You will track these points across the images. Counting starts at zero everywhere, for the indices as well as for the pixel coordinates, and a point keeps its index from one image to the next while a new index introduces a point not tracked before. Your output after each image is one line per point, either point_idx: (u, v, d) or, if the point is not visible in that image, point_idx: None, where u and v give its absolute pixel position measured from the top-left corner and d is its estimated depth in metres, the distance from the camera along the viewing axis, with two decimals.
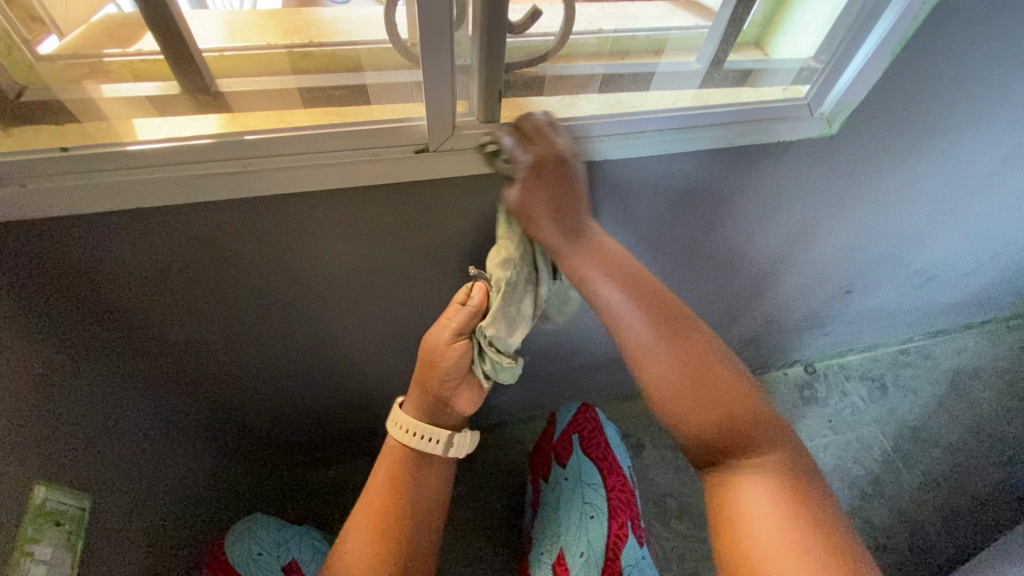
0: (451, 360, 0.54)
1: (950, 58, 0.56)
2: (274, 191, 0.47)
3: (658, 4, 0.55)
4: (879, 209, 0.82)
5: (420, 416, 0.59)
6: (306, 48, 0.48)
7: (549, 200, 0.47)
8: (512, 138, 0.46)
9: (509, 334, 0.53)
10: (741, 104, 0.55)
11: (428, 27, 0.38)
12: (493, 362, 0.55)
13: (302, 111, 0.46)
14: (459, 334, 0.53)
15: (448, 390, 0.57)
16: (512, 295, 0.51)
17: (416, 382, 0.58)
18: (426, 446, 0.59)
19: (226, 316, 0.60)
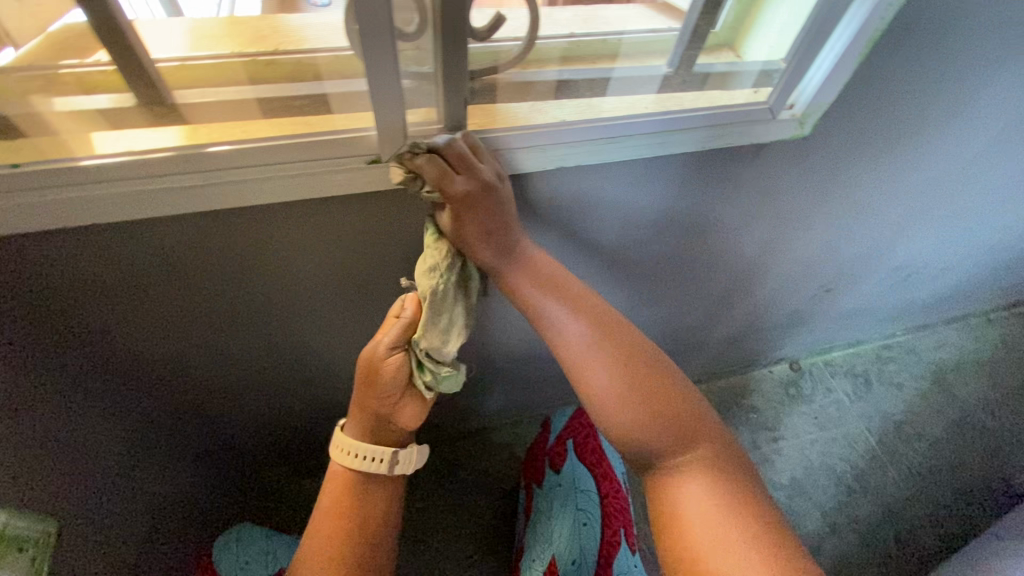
0: (383, 375, 0.52)
1: (916, 58, 0.56)
2: (235, 204, 0.46)
3: (635, 6, 0.53)
4: (856, 206, 0.82)
5: (361, 436, 0.57)
6: (269, 56, 0.45)
7: (479, 224, 0.47)
8: (435, 166, 0.43)
9: (442, 344, 0.50)
10: (719, 105, 0.55)
11: (370, 36, 0.37)
12: (432, 373, 0.53)
13: (263, 122, 0.45)
14: (393, 348, 0.51)
15: (386, 405, 0.54)
16: (441, 305, 0.49)
17: (354, 401, 0.56)
18: (370, 467, 0.57)
19: (195, 329, 0.59)
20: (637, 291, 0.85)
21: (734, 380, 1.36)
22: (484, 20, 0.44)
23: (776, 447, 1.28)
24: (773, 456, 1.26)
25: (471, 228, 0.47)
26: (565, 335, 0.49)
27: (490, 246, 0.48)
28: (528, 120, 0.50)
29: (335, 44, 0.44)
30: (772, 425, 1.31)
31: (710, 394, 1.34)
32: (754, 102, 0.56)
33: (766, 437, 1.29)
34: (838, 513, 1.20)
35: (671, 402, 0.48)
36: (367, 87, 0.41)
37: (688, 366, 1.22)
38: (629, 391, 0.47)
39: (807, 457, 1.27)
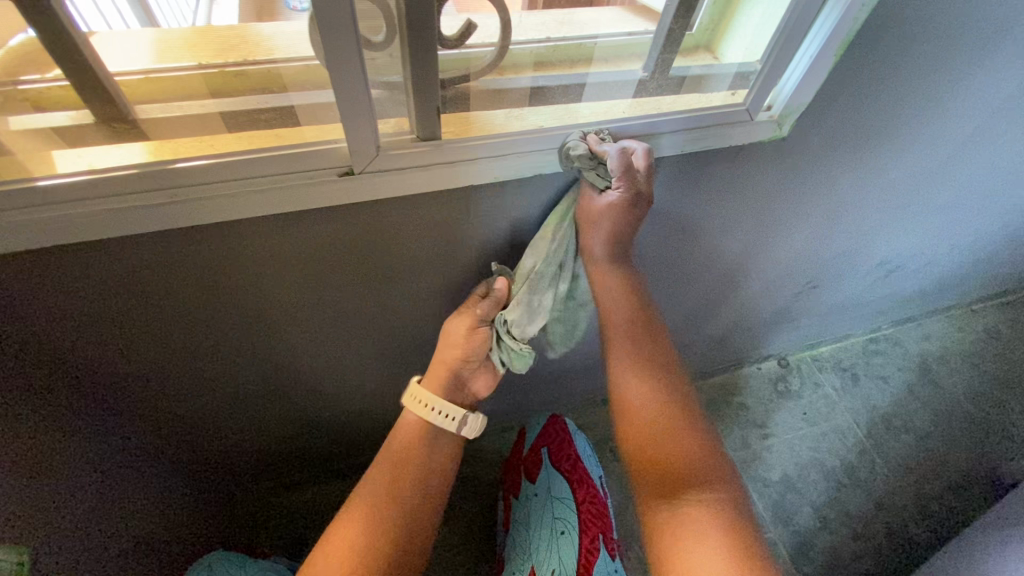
0: (473, 341, 0.58)
1: (891, 58, 0.57)
2: (203, 219, 0.45)
3: (612, 9, 0.52)
4: (839, 203, 0.82)
5: (439, 393, 0.61)
6: (238, 65, 0.44)
7: (602, 227, 0.55)
8: (622, 161, 0.49)
9: (528, 324, 0.57)
10: (697, 108, 0.54)
11: (332, 46, 0.36)
12: (510, 349, 0.59)
13: (229, 137, 0.44)
14: (480, 322, 0.58)
15: (469, 373, 0.61)
16: (535, 285, 0.57)
17: (440, 357, 0.60)
18: (441, 422, 0.61)
19: (175, 344, 0.57)
20: None
21: (723, 378, 1.36)
22: (454, 28, 0.43)
23: (766, 444, 1.28)
24: (764, 453, 1.27)
25: (598, 232, 0.55)
26: (628, 348, 0.62)
27: (605, 252, 0.58)
28: (506, 128, 0.49)
29: (297, 55, 0.43)
30: (763, 422, 1.31)
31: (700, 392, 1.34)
32: (730, 103, 0.56)
33: (756, 435, 1.29)
34: (829, 508, 1.21)
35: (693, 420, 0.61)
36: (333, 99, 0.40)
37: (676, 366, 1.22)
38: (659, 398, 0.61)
39: (798, 453, 1.27)
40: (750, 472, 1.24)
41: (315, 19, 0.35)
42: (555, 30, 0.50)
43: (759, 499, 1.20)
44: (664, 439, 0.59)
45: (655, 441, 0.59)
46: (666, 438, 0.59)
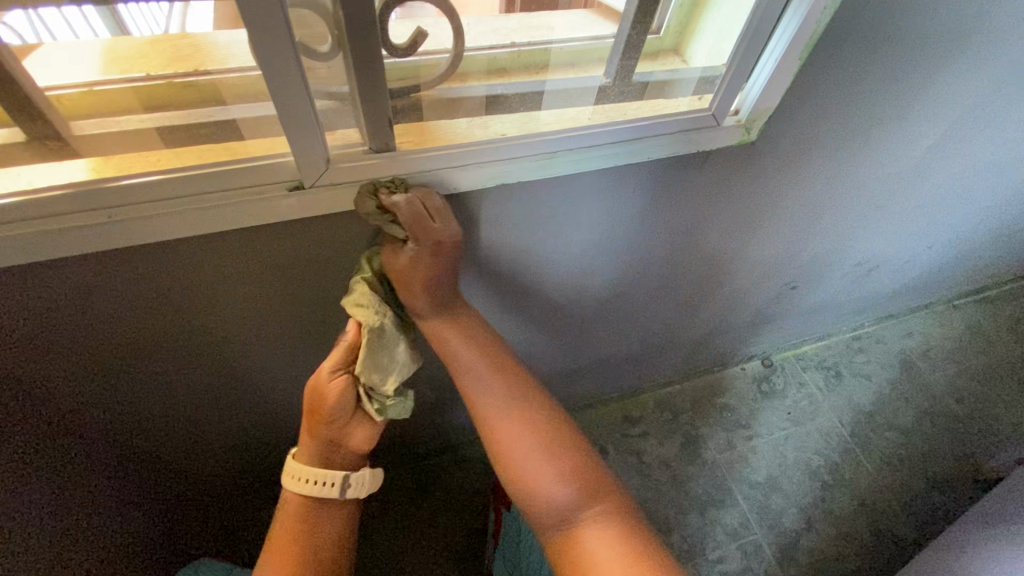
0: (332, 400, 0.50)
1: (857, 59, 0.56)
2: (152, 238, 0.43)
3: (576, 12, 0.52)
4: (815, 203, 0.82)
5: (312, 461, 0.54)
6: (191, 78, 0.42)
7: (421, 276, 0.48)
8: (416, 209, 0.44)
9: (386, 378, 0.52)
10: (661, 114, 0.53)
11: (269, 56, 0.35)
12: (382, 399, 0.53)
13: (167, 152, 0.42)
14: (336, 372, 0.50)
15: (338, 433, 0.53)
16: (382, 338, 0.51)
17: (303, 426, 0.53)
18: (321, 491, 0.54)
19: (134, 369, 0.56)
20: (600, 300, 0.83)
21: (708, 380, 1.36)
22: (404, 35, 0.43)
23: (751, 445, 1.28)
24: (748, 454, 1.26)
25: (416, 282, 0.48)
26: (484, 390, 0.55)
27: (428, 302, 0.51)
28: (463, 138, 0.47)
29: (232, 65, 0.41)
30: (747, 423, 1.31)
31: (684, 394, 1.34)
32: (696, 108, 0.55)
33: (741, 436, 1.29)
34: (814, 508, 1.21)
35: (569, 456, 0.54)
36: (276, 110, 0.38)
37: (660, 367, 1.22)
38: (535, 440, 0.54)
39: (782, 454, 1.27)
40: (735, 474, 1.23)
41: (246, 27, 0.33)
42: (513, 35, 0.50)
43: (744, 501, 1.20)
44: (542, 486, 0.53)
45: (526, 476, 0.53)
46: (538, 474, 0.53)
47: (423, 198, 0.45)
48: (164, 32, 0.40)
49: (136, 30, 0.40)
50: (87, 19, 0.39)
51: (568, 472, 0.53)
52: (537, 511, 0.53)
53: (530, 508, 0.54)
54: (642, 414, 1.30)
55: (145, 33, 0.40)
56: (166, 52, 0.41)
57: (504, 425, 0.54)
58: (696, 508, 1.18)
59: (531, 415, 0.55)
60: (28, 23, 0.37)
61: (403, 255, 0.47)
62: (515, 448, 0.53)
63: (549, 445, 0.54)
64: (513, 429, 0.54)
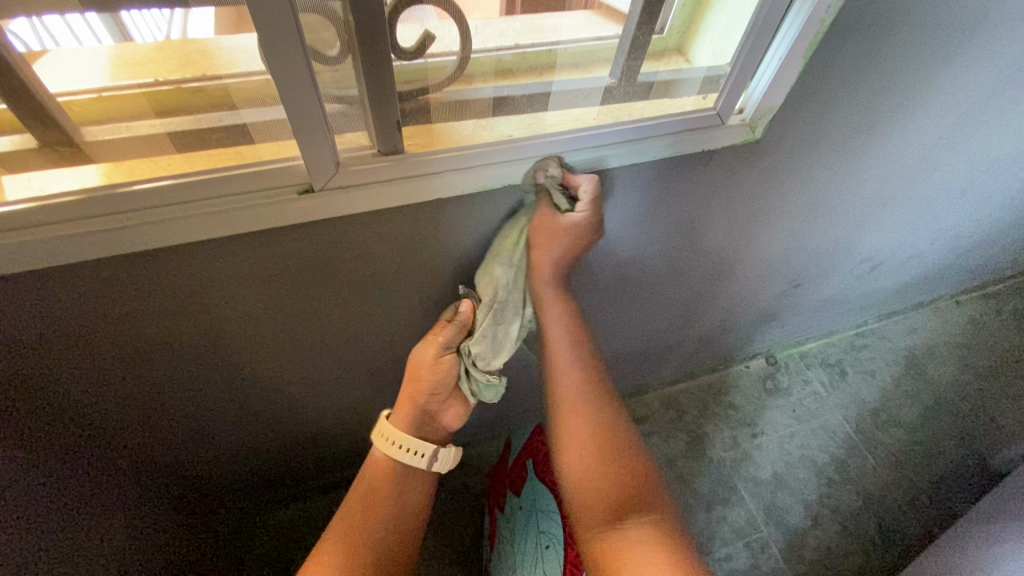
0: (439, 375, 0.57)
1: (862, 56, 0.56)
2: (163, 242, 0.43)
3: (579, 13, 0.49)
4: (820, 200, 0.82)
5: (407, 428, 0.60)
6: (200, 82, 0.42)
7: (559, 240, 0.54)
8: (592, 188, 0.52)
9: (493, 356, 0.59)
10: (666, 114, 0.54)
11: (280, 62, 0.35)
12: (477, 380, 0.59)
13: (179, 158, 0.43)
14: (446, 349, 0.57)
15: (436, 408, 0.59)
16: (500, 314, 0.57)
17: (404, 393, 0.59)
18: (410, 458, 0.59)
19: (145, 373, 0.56)
20: (605, 300, 0.84)
21: (712, 378, 1.36)
22: (412, 38, 0.43)
23: (756, 443, 1.28)
24: (754, 452, 1.26)
25: (554, 248, 0.55)
26: (571, 371, 0.60)
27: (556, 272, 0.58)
28: (471, 140, 0.48)
29: (244, 68, 0.41)
30: (752, 421, 1.31)
31: (689, 393, 1.34)
32: (701, 108, 0.55)
33: (746, 434, 1.29)
34: (821, 505, 1.21)
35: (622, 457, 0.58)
36: (287, 115, 0.39)
37: (664, 366, 1.22)
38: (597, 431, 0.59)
39: (788, 451, 1.27)
40: (740, 472, 1.23)
41: (257, 33, 0.34)
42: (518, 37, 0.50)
43: (750, 498, 1.20)
44: (593, 473, 0.57)
45: (584, 459, 0.58)
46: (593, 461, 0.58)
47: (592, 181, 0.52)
48: (167, 38, 0.39)
49: (139, 37, 0.39)
50: (91, 27, 0.38)
51: (622, 470, 0.57)
52: (585, 499, 0.56)
53: (578, 495, 0.57)
54: (648, 413, 1.30)
55: (147, 40, 0.39)
56: (169, 58, 0.40)
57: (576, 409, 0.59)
58: (703, 506, 1.18)
59: (596, 408, 0.60)
60: (32, 32, 0.36)
61: (558, 223, 0.53)
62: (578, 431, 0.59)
63: (610, 440, 0.59)
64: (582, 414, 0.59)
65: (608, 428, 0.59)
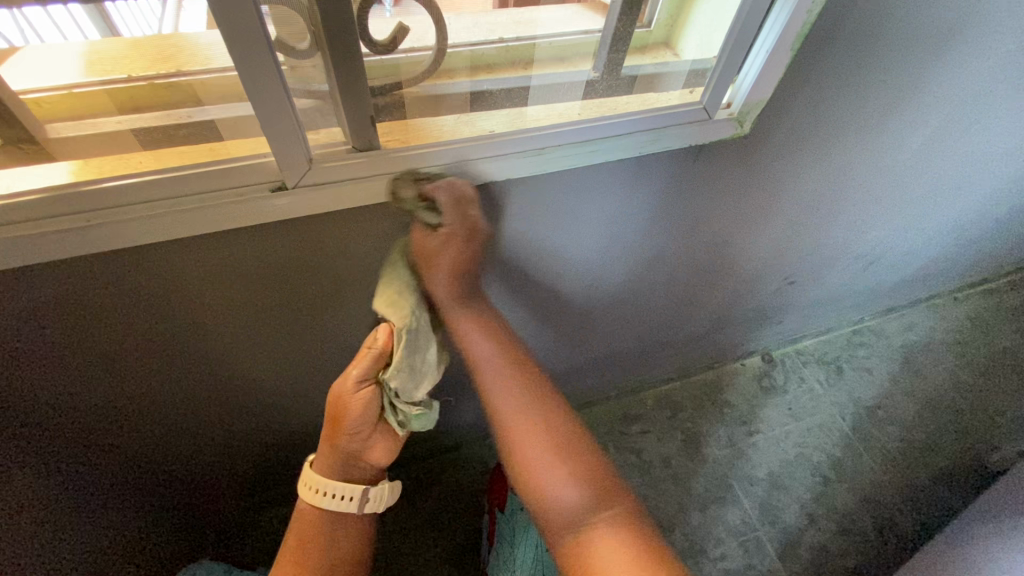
0: (355, 413, 0.50)
1: (852, 48, 0.55)
2: (129, 243, 0.42)
3: (567, 6, 0.49)
4: (814, 194, 0.80)
5: (330, 474, 0.55)
6: (175, 77, 0.41)
7: (439, 261, 0.49)
8: (456, 192, 0.46)
9: (415, 388, 0.51)
10: (651, 108, 0.53)
11: (243, 56, 0.34)
12: (405, 412, 0.53)
13: (144, 155, 0.41)
14: (364, 381, 0.49)
15: (358, 447, 0.53)
16: (415, 346, 0.49)
17: (324, 437, 0.53)
18: (338, 504, 0.55)
19: (117, 376, 0.55)
20: (596, 298, 0.83)
21: (708, 376, 1.35)
22: (384, 31, 0.41)
23: (752, 441, 1.27)
24: (749, 451, 1.25)
25: (443, 267, 0.49)
26: (504, 392, 0.54)
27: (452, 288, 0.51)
28: (449, 135, 0.46)
29: (213, 65, 0.40)
30: (748, 419, 1.30)
31: (684, 391, 1.33)
32: (687, 102, 0.54)
33: (742, 432, 1.28)
34: (816, 504, 1.20)
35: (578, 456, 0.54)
36: (254, 111, 0.38)
37: (659, 364, 1.21)
38: (546, 438, 0.54)
39: (783, 449, 1.26)
40: (736, 471, 1.22)
41: (218, 27, 0.32)
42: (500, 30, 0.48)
43: (746, 498, 1.19)
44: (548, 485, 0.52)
45: (535, 477, 0.53)
46: (550, 480, 0.53)
47: (455, 181, 0.46)
48: (154, 33, 0.41)
49: (126, 30, 0.40)
50: (79, 20, 0.39)
51: (582, 477, 0.53)
52: (554, 519, 0.52)
53: (544, 517, 0.53)
54: (643, 411, 1.29)
55: (136, 33, 0.40)
56: (150, 55, 0.41)
57: (520, 432, 0.54)
58: (697, 506, 1.17)
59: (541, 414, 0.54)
60: (15, 26, 0.36)
61: (432, 238, 0.48)
62: (524, 444, 0.53)
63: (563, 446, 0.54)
64: (524, 423, 0.54)
65: (556, 440, 0.54)
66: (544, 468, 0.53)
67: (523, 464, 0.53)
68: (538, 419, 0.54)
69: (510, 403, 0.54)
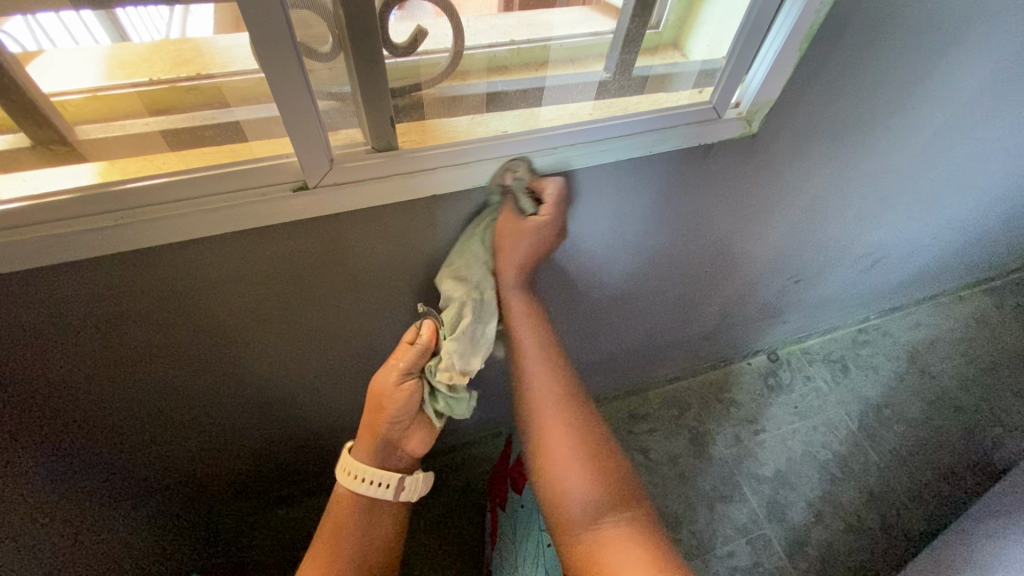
0: (397, 402, 0.52)
1: (859, 48, 0.56)
2: (155, 240, 0.43)
3: (574, 9, 0.50)
4: (821, 192, 0.81)
5: (369, 462, 0.56)
6: (193, 81, 0.42)
7: (521, 245, 0.53)
8: (557, 190, 0.51)
9: (471, 356, 0.53)
10: (662, 108, 0.53)
11: (271, 59, 0.35)
12: (444, 399, 0.54)
13: (171, 155, 0.43)
14: (408, 374, 0.52)
15: (397, 435, 0.55)
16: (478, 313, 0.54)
17: (365, 425, 0.55)
18: (375, 491, 0.57)
19: (138, 373, 0.56)
20: (604, 296, 0.83)
21: (714, 375, 1.35)
22: (404, 34, 0.43)
23: (758, 440, 1.27)
24: (756, 449, 1.26)
25: (515, 254, 0.53)
26: (546, 384, 0.60)
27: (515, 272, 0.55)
28: (465, 136, 0.48)
29: (235, 68, 0.41)
30: (754, 418, 1.30)
31: (690, 390, 1.33)
32: (697, 101, 0.55)
33: (748, 431, 1.28)
34: (823, 502, 1.20)
35: (600, 461, 0.59)
36: (279, 112, 0.39)
37: (665, 363, 1.21)
38: (573, 439, 0.59)
39: (790, 448, 1.27)
40: (742, 469, 1.23)
41: (248, 32, 0.34)
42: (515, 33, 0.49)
43: (753, 496, 1.19)
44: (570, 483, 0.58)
45: (561, 473, 0.59)
46: (570, 476, 0.58)
47: (558, 184, 0.51)
48: (165, 38, 0.41)
49: (136, 36, 0.40)
50: (91, 27, 0.39)
51: (600, 477, 0.58)
52: (567, 513, 0.58)
53: (557, 508, 0.59)
54: (649, 411, 1.29)
55: (145, 38, 0.41)
56: (165, 58, 0.42)
57: (551, 426, 0.60)
58: (704, 504, 1.18)
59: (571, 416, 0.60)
60: (30, 33, 0.37)
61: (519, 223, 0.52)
62: (554, 440, 0.59)
63: (588, 449, 0.59)
64: (556, 421, 0.59)
65: (582, 441, 0.59)
66: (566, 465, 0.58)
67: (551, 459, 0.59)
68: (569, 414, 0.60)
69: (547, 399, 0.60)
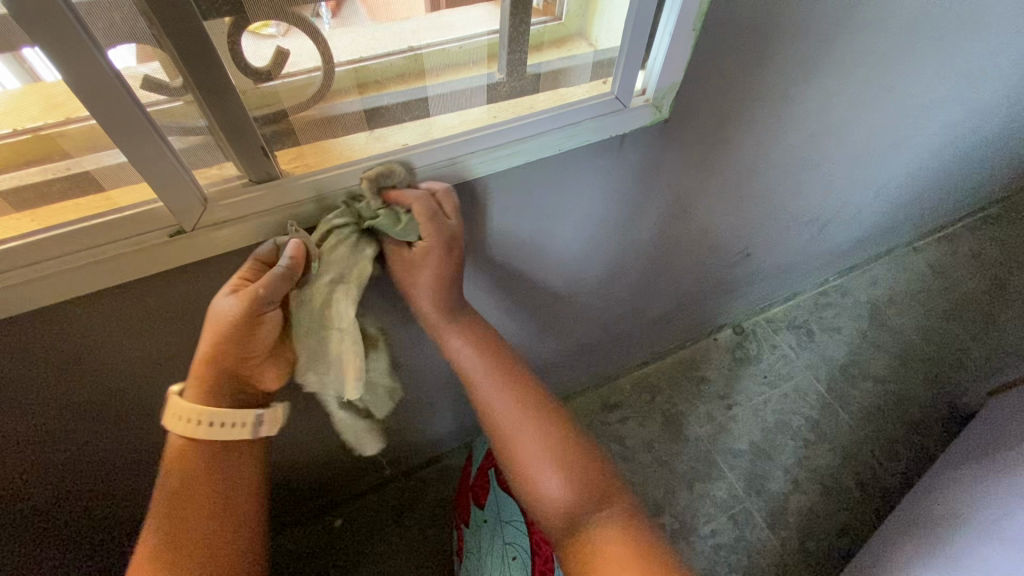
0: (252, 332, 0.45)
1: (759, 20, 0.55)
2: (27, 306, 0.40)
3: (480, 5, 0.45)
4: (752, 165, 0.80)
5: (209, 402, 0.49)
6: (66, 124, 0.36)
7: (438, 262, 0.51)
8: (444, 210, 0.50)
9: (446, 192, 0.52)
10: (562, 104, 0.52)
11: (98, 101, 0.32)
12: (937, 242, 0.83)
13: (24, 216, 0.38)
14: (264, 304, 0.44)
15: (251, 366, 0.49)
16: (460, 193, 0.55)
17: (207, 358, 0.46)
18: (229, 433, 0.50)
19: (49, 441, 0.53)
20: (550, 295, 0.82)
21: (682, 356, 1.36)
22: (262, 56, 0.38)
23: (731, 414, 1.28)
24: (730, 424, 1.26)
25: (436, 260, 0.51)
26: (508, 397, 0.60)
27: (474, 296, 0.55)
28: (359, 155, 0.46)
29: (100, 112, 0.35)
30: (725, 393, 1.31)
31: (661, 372, 1.34)
32: (599, 94, 0.53)
33: (720, 406, 1.29)
34: (800, 469, 1.21)
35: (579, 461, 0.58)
36: (128, 156, 0.36)
37: (632, 349, 1.21)
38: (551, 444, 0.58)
39: (763, 418, 1.28)
40: (719, 446, 1.23)
41: (64, 77, 0.30)
42: (415, 36, 0.44)
43: (730, 471, 1.20)
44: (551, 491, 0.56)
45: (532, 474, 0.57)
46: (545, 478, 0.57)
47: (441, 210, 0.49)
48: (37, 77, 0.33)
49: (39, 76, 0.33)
50: None
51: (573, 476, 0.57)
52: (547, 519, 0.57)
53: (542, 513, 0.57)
54: (622, 399, 1.29)
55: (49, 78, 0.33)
56: (37, 100, 0.35)
57: (515, 431, 0.59)
58: (684, 485, 1.18)
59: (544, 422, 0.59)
60: None
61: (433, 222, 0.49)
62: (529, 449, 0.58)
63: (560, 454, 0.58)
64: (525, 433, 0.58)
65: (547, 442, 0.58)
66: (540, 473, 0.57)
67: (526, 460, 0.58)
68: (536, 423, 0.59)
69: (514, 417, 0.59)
